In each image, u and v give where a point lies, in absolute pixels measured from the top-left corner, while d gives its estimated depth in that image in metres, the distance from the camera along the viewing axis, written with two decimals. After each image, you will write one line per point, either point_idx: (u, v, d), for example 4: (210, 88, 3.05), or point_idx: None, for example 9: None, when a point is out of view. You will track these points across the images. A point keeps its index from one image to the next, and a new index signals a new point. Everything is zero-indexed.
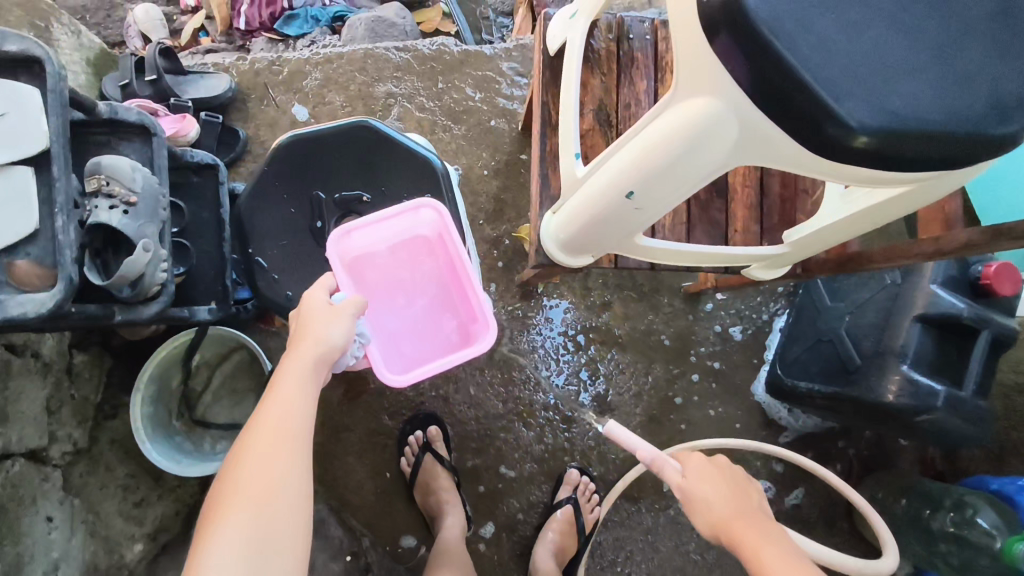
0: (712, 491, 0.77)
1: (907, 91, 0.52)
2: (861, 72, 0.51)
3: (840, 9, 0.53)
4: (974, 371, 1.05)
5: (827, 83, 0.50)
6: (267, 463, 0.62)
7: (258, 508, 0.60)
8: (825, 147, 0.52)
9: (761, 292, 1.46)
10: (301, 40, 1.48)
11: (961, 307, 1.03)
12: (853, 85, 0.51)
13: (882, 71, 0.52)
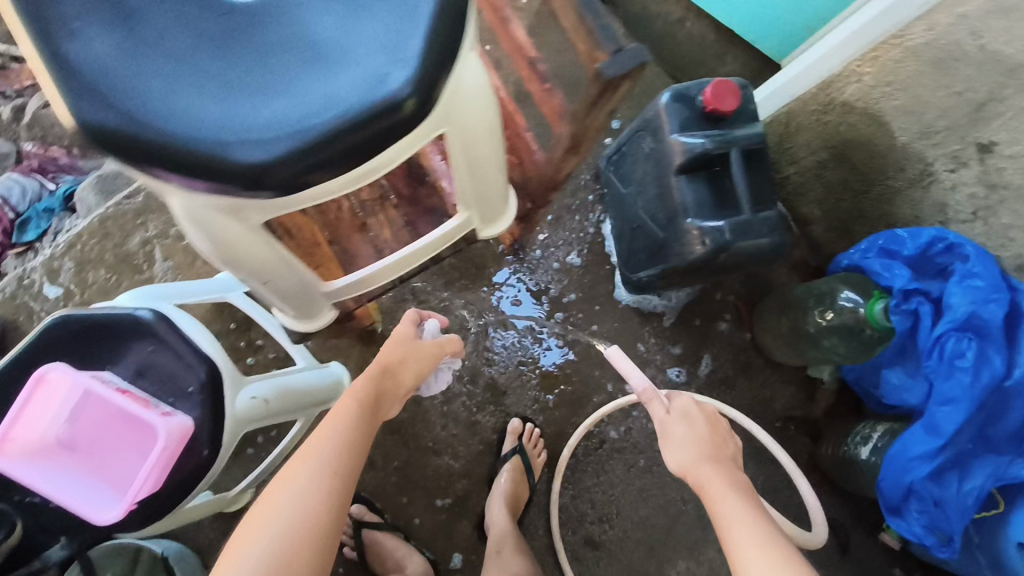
0: (691, 443, 0.96)
1: (287, 109, 0.62)
2: (247, 116, 0.61)
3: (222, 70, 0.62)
4: (744, 188, 1.05)
5: (229, 148, 0.61)
6: (302, 467, 0.79)
7: (301, 508, 0.74)
8: (263, 183, 0.63)
9: (577, 210, 1.46)
10: (45, 238, 1.45)
11: (700, 142, 1.05)
12: (248, 125, 0.61)
13: (272, 102, 0.61)
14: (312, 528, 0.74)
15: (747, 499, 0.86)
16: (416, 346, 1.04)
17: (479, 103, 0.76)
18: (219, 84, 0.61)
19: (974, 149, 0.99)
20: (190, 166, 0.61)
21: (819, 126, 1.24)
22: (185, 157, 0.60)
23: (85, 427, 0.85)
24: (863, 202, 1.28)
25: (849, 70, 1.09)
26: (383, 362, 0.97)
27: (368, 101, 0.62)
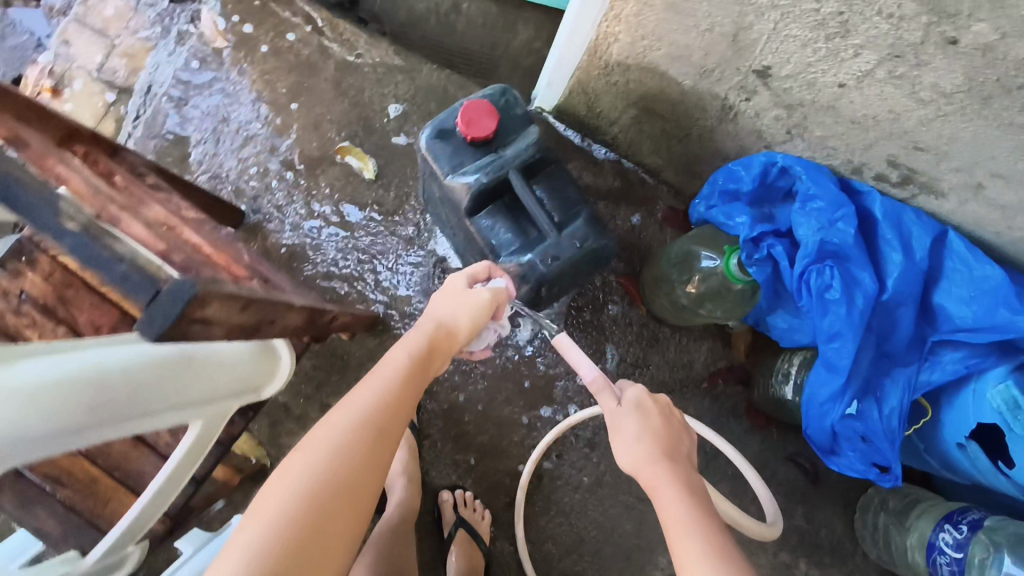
0: (641, 446, 0.81)
1: None
2: None
3: None
4: (539, 208, 0.94)
5: None
6: (333, 422, 0.68)
7: (331, 457, 0.64)
8: None
9: (420, 256, 1.34)
10: None
11: (472, 179, 0.93)
12: None
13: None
14: (316, 512, 0.61)
15: (696, 511, 0.73)
16: (463, 298, 0.84)
17: (61, 383, 0.47)
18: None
19: (754, 76, 0.87)
20: None
21: (612, 88, 1.12)
22: None
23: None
24: (691, 144, 1.16)
25: (603, 33, 0.97)
26: (450, 306, 0.83)
27: None
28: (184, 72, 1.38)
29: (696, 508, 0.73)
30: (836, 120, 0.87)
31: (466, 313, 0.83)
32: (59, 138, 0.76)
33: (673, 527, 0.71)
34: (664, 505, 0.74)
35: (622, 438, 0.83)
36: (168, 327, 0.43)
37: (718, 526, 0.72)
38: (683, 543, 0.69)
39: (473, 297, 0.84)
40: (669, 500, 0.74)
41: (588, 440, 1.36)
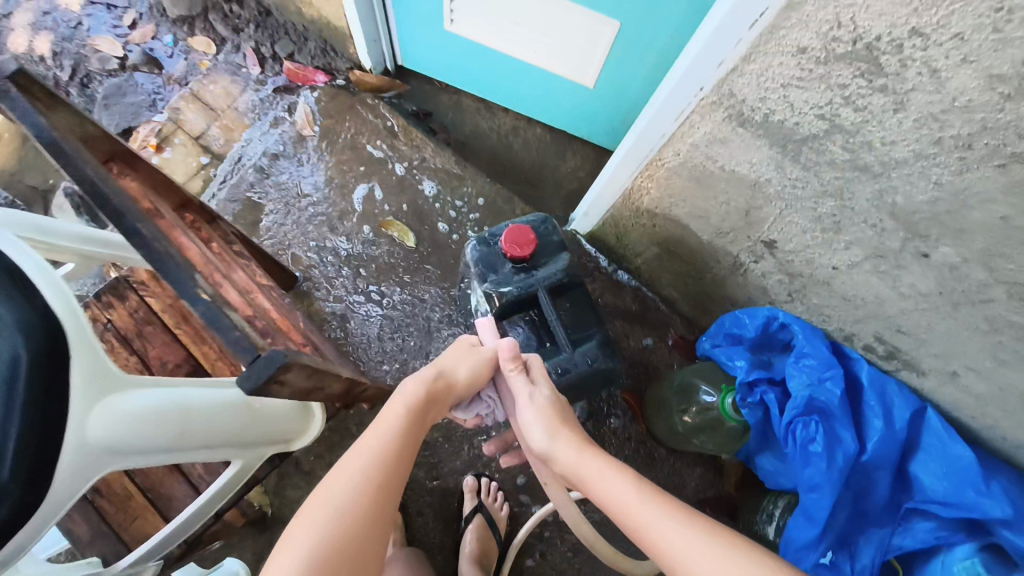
0: (559, 441, 0.77)
1: None
2: None
3: None
4: (560, 325, 1.07)
5: None
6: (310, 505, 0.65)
7: (320, 532, 0.62)
8: None
9: (445, 341, 1.45)
10: None
11: (506, 291, 1.06)
12: None
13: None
14: (360, 533, 0.64)
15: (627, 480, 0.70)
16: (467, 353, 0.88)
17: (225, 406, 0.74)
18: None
19: (762, 245, 1.01)
20: None
21: (640, 228, 1.27)
22: None
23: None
24: (704, 285, 1.28)
25: (638, 185, 1.13)
26: (456, 363, 0.86)
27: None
28: (272, 150, 1.59)
29: (633, 482, 0.68)
30: (830, 295, 1.00)
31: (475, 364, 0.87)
32: (177, 206, 0.90)
33: (621, 515, 0.66)
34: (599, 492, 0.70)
35: (539, 436, 0.79)
36: (257, 384, 0.56)
37: (656, 489, 0.67)
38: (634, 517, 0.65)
39: (480, 360, 0.88)
40: (601, 484, 0.70)
41: (572, 547, 1.38)
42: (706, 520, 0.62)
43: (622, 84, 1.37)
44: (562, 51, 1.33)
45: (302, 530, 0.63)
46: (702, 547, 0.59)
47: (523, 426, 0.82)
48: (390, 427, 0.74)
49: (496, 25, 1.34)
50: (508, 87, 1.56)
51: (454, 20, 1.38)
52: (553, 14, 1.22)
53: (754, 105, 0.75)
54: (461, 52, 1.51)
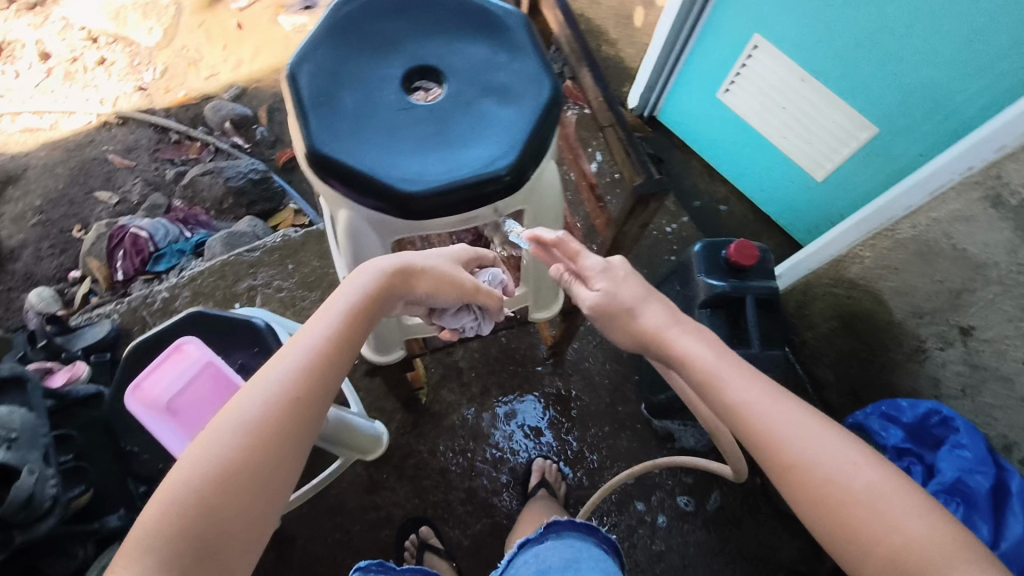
0: (653, 314, 0.82)
1: (451, 161, 0.68)
2: (397, 156, 0.68)
3: (391, 125, 0.70)
4: (755, 330, 1.25)
5: (386, 174, 0.67)
6: (242, 399, 0.64)
7: (236, 434, 0.62)
8: (399, 206, 0.68)
9: (617, 333, 1.66)
10: (172, 271, 1.74)
11: (721, 285, 1.26)
12: (407, 167, 0.68)
13: (421, 155, 0.69)
14: (264, 449, 0.62)
15: (721, 357, 0.75)
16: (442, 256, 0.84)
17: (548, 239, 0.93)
18: (373, 105, 0.71)
19: (957, 331, 1.16)
20: (360, 178, 0.67)
21: (830, 299, 1.44)
22: (345, 165, 0.67)
23: (199, 391, 1.01)
24: (870, 370, 1.41)
25: (853, 253, 1.33)
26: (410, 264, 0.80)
27: (502, 165, 0.68)
28: None
29: (824, 435, 0.67)
30: (1007, 395, 1.12)
31: (434, 272, 0.81)
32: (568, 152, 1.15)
33: (810, 464, 0.65)
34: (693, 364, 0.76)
35: (710, 360, 0.74)
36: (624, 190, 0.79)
37: (753, 373, 0.73)
38: (831, 471, 0.64)
39: (453, 271, 0.84)
40: (781, 422, 0.68)
41: (659, 551, 1.47)
42: (796, 405, 0.69)
43: (849, 187, 1.51)
44: (811, 138, 1.51)
45: (209, 434, 0.62)
46: (911, 513, 0.60)
47: (687, 356, 0.77)
48: (303, 343, 0.69)
49: (760, 97, 1.56)
50: (740, 160, 1.77)
51: (728, 87, 1.62)
52: (819, 106, 1.43)
53: (1015, 188, 0.97)
54: (714, 116, 1.74)
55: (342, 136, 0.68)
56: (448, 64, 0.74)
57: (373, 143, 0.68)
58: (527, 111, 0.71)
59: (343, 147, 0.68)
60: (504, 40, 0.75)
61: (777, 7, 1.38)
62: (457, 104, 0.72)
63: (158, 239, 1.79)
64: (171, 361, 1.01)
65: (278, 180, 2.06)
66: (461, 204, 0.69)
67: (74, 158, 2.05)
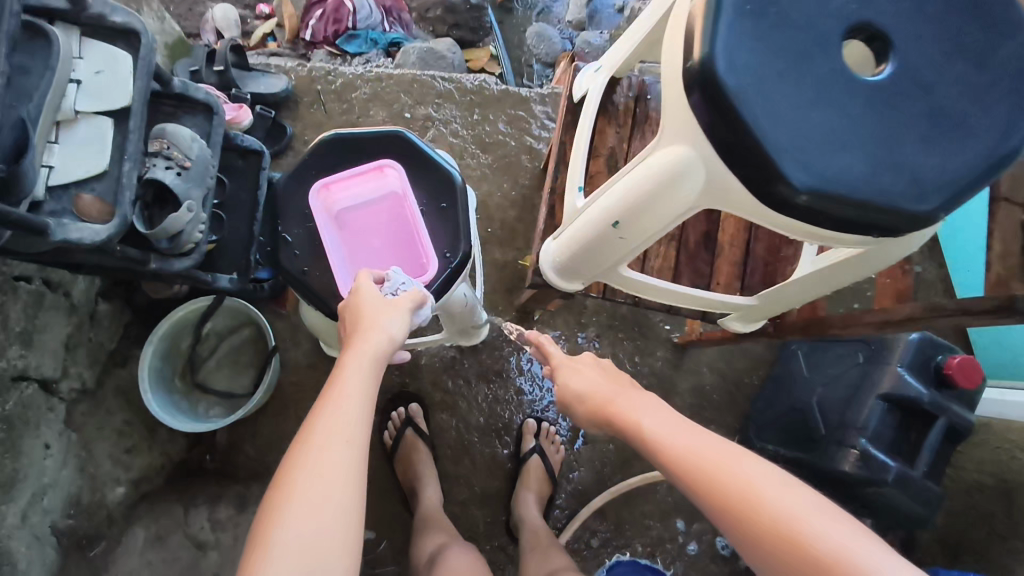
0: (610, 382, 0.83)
1: (860, 168, 0.52)
2: (801, 129, 0.52)
3: (814, 80, 0.53)
4: (927, 455, 1.09)
5: (778, 148, 0.52)
6: (289, 468, 0.59)
7: (304, 512, 0.56)
8: (763, 191, 0.54)
9: (746, 358, 1.52)
10: (358, 58, 1.62)
11: (921, 391, 1.10)
12: (808, 149, 0.52)
13: (825, 137, 0.52)
14: (328, 517, 0.56)
15: (681, 427, 0.69)
16: (390, 306, 0.79)
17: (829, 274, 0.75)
18: (805, 39, 0.53)
19: None
20: (745, 136, 0.52)
21: (1000, 455, 1.30)
22: (739, 112, 0.52)
23: (379, 218, 0.94)
24: (993, 545, 1.26)
25: None
26: (375, 311, 0.78)
27: (913, 208, 0.53)
28: None
29: (787, 483, 0.58)
30: None
31: (386, 315, 0.78)
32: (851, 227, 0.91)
33: (789, 519, 0.55)
34: (631, 425, 0.74)
35: (668, 424, 0.70)
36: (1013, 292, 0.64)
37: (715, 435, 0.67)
38: (809, 527, 0.54)
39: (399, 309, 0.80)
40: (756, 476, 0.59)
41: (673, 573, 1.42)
42: (710, 429, 0.67)
43: None
44: None
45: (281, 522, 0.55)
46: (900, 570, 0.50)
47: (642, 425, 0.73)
48: (352, 406, 0.64)
49: None
50: None
51: None
52: None
53: None
54: None
55: (750, 59, 0.52)
56: (913, 40, 0.55)
57: (781, 90, 0.52)
58: (970, 154, 0.54)
59: (745, 76, 0.52)
60: (995, 49, 0.56)
61: None
62: (897, 95, 0.54)
63: (359, 17, 1.65)
64: (366, 181, 0.92)
65: (492, 15, 1.86)
66: (835, 222, 0.54)
67: None
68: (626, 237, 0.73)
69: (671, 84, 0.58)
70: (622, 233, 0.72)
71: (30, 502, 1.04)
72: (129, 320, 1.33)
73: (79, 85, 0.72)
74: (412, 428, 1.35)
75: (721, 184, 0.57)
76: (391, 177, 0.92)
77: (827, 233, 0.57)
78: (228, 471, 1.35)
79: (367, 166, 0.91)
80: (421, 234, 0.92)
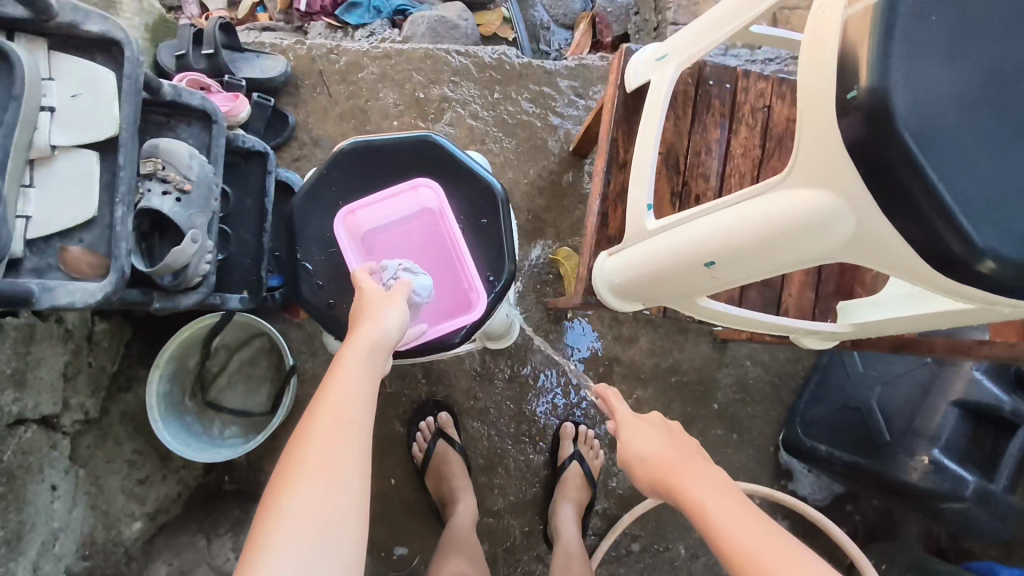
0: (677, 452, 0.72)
1: None
2: (995, 180, 0.41)
3: (1010, 115, 0.42)
4: (1009, 467, 1.01)
5: (968, 206, 0.41)
6: (280, 486, 0.52)
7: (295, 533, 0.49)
8: (936, 255, 0.44)
9: (792, 349, 1.43)
10: (361, 31, 1.46)
11: (1003, 399, 1.01)
12: (1004, 206, 0.41)
13: (1022, 185, 0.42)
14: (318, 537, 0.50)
15: (752, 518, 0.61)
16: (388, 295, 0.70)
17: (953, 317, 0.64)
18: (993, 63, 0.42)
19: None
20: (925, 190, 0.41)
21: None
22: (920, 160, 0.41)
23: (413, 240, 0.82)
24: None
25: None
26: (376, 302, 0.69)
27: None
28: None
29: None
30: None
31: (383, 303, 0.69)
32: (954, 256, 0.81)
33: None
34: (696, 508, 0.65)
35: (735, 511, 0.62)
36: None
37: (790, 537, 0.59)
38: None
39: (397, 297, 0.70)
40: None
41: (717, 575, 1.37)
42: (785, 532, 0.59)
43: None
44: None
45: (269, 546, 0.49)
46: None
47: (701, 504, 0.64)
48: (345, 410, 0.57)
49: None
50: None
51: None
52: None
53: None
54: None
55: (933, 89, 0.41)
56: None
57: (968, 131, 0.41)
58: None
59: (928, 113, 0.41)
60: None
61: None
62: None
63: None
64: (397, 201, 0.79)
65: None
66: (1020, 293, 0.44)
67: None
68: (720, 276, 0.61)
69: (811, 113, 0.46)
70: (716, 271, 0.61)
71: (40, 552, 0.95)
72: (130, 337, 1.22)
73: (54, 113, 0.60)
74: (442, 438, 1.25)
75: (875, 238, 0.47)
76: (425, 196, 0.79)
77: (997, 300, 0.46)
78: (249, 493, 1.27)
79: (398, 185, 0.78)
80: (464, 261, 0.80)
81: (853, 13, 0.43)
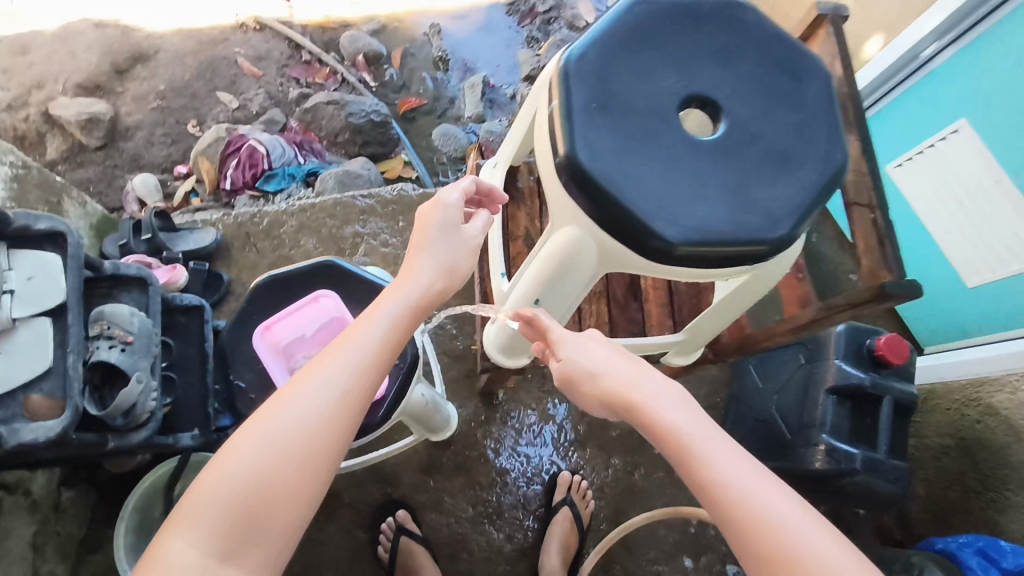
0: (647, 377, 0.64)
1: (719, 214, 0.61)
2: (661, 191, 0.61)
3: (659, 151, 0.61)
4: (886, 435, 1.16)
5: (645, 210, 0.60)
6: (241, 434, 0.58)
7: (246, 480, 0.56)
8: (645, 249, 0.62)
9: (707, 384, 1.57)
10: (280, 195, 1.70)
11: (861, 377, 1.17)
12: (670, 208, 0.60)
13: (686, 197, 0.61)
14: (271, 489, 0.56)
15: (710, 437, 0.59)
16: (455, 235, 0.77)
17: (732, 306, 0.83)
18: (642, 123, 0.62)
19: None
20: (616, 206, 0.60)
21: (954, 416, 1.36)
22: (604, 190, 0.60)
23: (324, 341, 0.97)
24: (971, 502, 1.29)
25: (1006, 381, 1.25)
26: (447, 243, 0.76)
27: (767, 234, 0.61)
28: None
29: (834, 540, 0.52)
30: None
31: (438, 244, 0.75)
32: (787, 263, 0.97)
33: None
34: (654, 424, 0.60)
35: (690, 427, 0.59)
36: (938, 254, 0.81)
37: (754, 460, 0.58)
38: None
39: (461, 240, 0.77)
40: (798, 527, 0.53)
41: None
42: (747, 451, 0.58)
43: (1006, 304, 1.39)
44: (979, 243, 1.38)
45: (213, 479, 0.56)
46: None
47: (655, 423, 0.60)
48: (328, 373, 0.62)
49: (937, 180, 1.41)
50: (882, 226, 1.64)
51: (904, 163, 1.49)
52: (1008, 214, 1.28)
53: None
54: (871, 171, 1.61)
55: (604, 145, 0.61)
56: (736, 97, 0.64)
57: (640, 169, 0.60)
58: (804, 177, 0.62)
59: (602, 160, 0.60)
60: (807, 88, 0.65)
61: (1002, 98, 1.23)
62: (729, 145, 0.62)
63: (274, 158, 1.74)
64: (301, 314, 0.93)
65: (397, 127, 1.98)
66: (714, 262, 0.62)
67: (205, 52, 2.00)
68: (546, 310, 0.79)
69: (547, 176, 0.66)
70: (540, 306, 0.78)
71: None
72: (96, 501, 1.30)
73: (12, 294, 0.76)
74: (404, 533, 1.33)
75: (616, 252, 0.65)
76: (325, 305, 0.94)
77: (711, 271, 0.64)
78: None
79: (300, 301, 0.93)
80: None
81: (551, 109, 0.62)
